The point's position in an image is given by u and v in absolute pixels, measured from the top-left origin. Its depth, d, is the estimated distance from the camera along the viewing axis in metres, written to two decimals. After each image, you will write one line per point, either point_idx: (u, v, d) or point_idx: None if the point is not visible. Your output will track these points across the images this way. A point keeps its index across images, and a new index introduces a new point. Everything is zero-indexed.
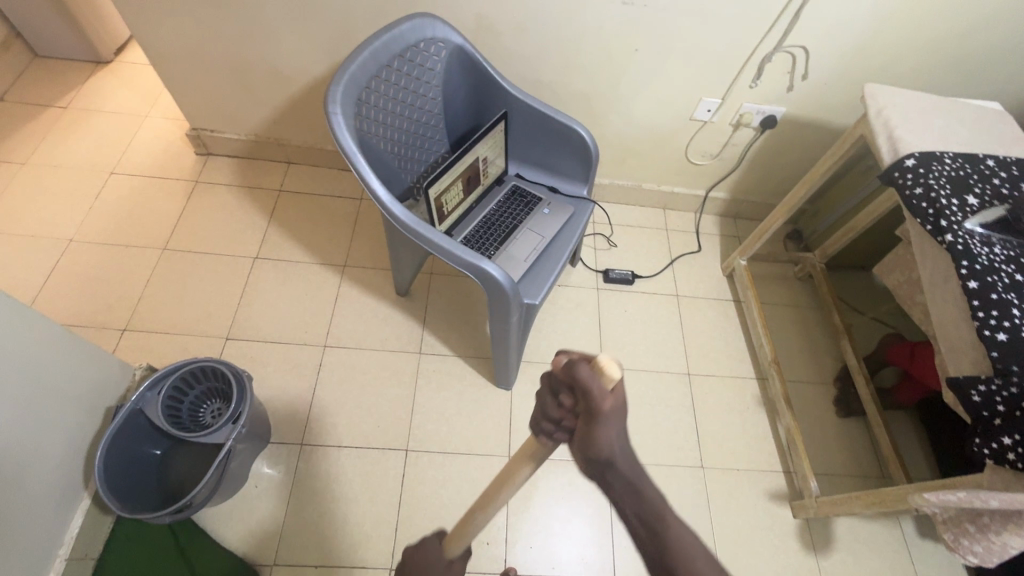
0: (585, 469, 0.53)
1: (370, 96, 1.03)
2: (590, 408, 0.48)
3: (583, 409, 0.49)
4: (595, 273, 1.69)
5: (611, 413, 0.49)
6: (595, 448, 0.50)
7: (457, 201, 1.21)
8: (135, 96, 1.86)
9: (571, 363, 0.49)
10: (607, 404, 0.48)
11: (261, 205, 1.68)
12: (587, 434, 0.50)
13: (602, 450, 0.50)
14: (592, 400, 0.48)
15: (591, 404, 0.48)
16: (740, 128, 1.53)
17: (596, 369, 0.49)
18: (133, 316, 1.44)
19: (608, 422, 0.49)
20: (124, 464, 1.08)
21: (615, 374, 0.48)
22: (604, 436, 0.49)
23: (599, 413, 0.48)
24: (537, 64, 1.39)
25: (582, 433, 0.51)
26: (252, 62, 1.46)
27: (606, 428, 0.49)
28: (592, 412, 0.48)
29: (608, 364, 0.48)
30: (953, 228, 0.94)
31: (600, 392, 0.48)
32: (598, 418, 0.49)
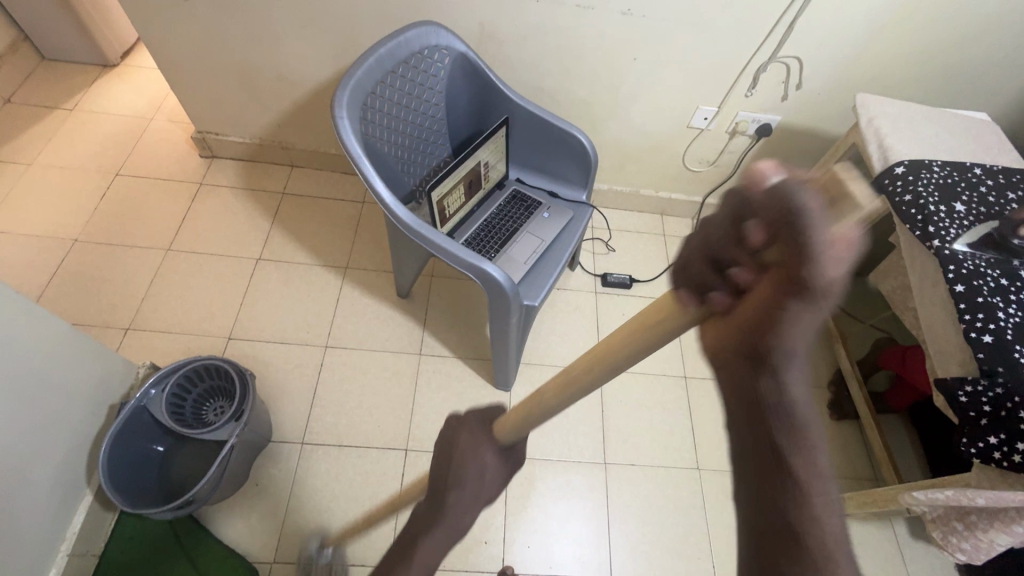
0: (724, 354, 0.37)
1: (375, 100, 1.06)
2: (804, 265, 0.29)
3: (782, 270, 0.31)
4: (594, 277, 1.71)
5: (831, 281, 0.30)
6: (775, 337, 0.34)
7: (459, 204, 1.24)
8: (141, 99, 1.88)
9: (783, 187, 0.29)
10: (833, 263, 0.29)
11: (264, 207, 1.70)
12: (767, 318, 0.33)
13: (779, 343, 0.34)
14: (817, 250, 0.28)
15: (808, 258, 0.29)
16: (736, 136, 1.56)
17: (839, 205, 0.28)
18: (137, 315, 1.46)
19: (820, 297, 0.31)
20: (128, 460, 1.09)
21: (868, 211, 0.28)
22: (803, 316, 0.32)
23: (820, 276, 0.29)
24: (538, 71, 1.42)
25: (761, 314, 0.33)
26: (258, 67, 1.49)
27: (811, 307, 0.31)
28: (803, 274, 0.29)
29: (866, 191, 0.27)
30: (941, 234, 0.97)
31: (825, 242, 0.29)
32: (813, 284, 0.30)
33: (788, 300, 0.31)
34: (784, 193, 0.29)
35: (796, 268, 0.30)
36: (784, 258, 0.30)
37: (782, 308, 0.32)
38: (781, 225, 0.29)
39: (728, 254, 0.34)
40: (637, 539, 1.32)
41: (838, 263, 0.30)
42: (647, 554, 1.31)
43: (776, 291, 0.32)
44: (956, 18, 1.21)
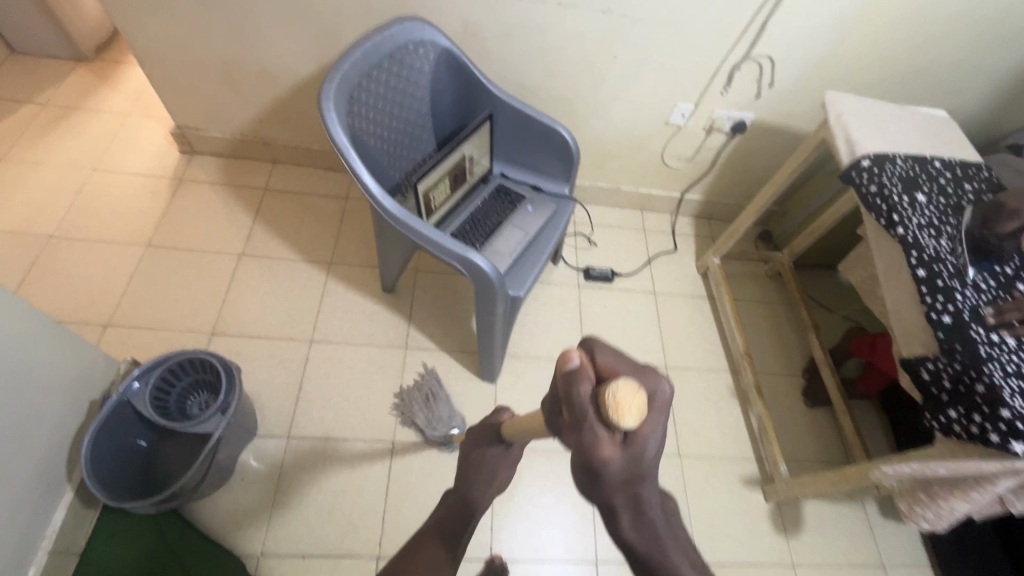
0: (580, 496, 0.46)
1: (361, 94, 1.07)
2: (586, 433, 0.42)
3: (577, 435, 0.43)
4: (577, 271, 1.75)
5: (614, 449, 0.41)
6: (591, 489, 0.42)
7: (445, 197, 1.25)
8: (116, 93, 1.85)
9: (576, 374, 0.44)
10: (608, 437, 0.41)
11: (246, 203, 1.69)
12: (579, 471, 0.43)
13: (597, 497, 0.42)
14: (587, 422, 0.42)
15: (586, 428, 0.42)
16: (713, 133, 1.61)
17: (605, 395, 0.42)
18: (116, 311, 1.44)
19: (610, 463, 0.41)
20: (111, 455, 1.08)
21: (628, 414, 0.40)
22: (603, 477, 0.41)
23: (595, 445, 0.41)
24: (520, 68, 1.44)
25: (576, 470, 0.44)
26: (239, 62, 1.49)
27: (602, 470, 0.41)
28: (583, 440, 0.42)
29: (623, 397, 0.40)
30: (904, 222, 1.02)
31: (593, 419, 0.42)
32: (593, 451, 0.41)
33: (587, 456, 0.42)
34: (573, 378, 0.44)
35: (581, 436, 0.42)
36: (577, 424, 0.43)
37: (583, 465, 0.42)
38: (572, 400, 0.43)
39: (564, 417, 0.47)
40: None
41: (621, 439, 0.41)
42: None
43: (579, 451, 0.43)
44: (916, 20, 1.28)
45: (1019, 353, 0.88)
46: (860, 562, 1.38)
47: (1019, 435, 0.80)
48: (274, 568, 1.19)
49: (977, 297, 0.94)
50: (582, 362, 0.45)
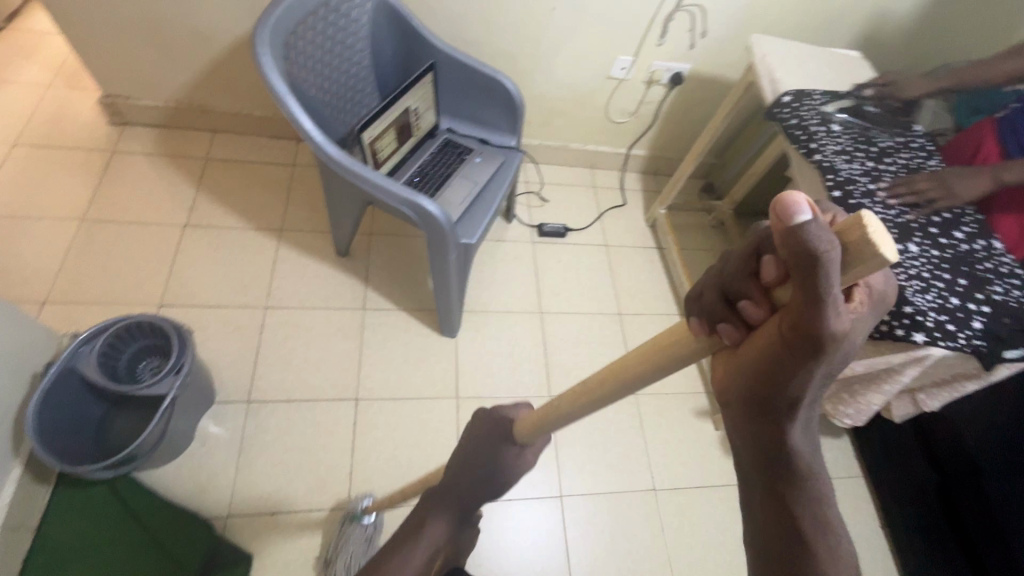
0: (745, 380, 0.35)
1: (298, 41, 1.06)
2: (820, 310, 0.29)
3: (798, 309, 0.30)
4: (531, 228, 1.78)
5: (840, 326, 0.30)
6: (791, 375, 0.32)
7: (392, 149, 1.26)
8: (35, 64, 1.74)
9: (817, 229, 0.28)
10: (840, 312, 0.29)
11: (187, 173, 1.64)
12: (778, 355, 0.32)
13: (795, 381, 0.32)
14: (828, 293, 0.28)
15: (820, 303, 0.29)
16: (653, 85, 1.67)
17: (857, 244, 0.28)
18: (53, 287, 1.38)
19: (835, 342, 0.30)
20: (60, 423, 1.05)
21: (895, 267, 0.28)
22: (819, 357, 0.31)
23: (832, 313, 0.29)
24: (462, 23, 1.45)
25: (771, 349, 0.32)
26: (168, 22, 1.43)
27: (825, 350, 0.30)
28: (809, 315, 0.29)
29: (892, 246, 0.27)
30: (821, 150, 1.11)
31: (833, 287, 0.28)
32: (822, 329, 0.29)
33: (803, 335, 0.30)
34: (808, 236, 0.28)
35: (805, 312, 0.30)
36: (800, 299, 0.29)
37: (797, 346, 0.31)
38: (806, 268, 0.28)
39: (743, 283, 0.34)
40: (584, 461, 1.42)
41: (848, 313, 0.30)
42: (593, 473, 1.41)
43: (788, 329, 0.31)
44: None
45: (921, 258, 0.97)
46: None
47: (920, 327, 0.88)
48: (242, 528, 1.19)
49: (886, 212, 1.02)
50: (813, 208, 0.29)
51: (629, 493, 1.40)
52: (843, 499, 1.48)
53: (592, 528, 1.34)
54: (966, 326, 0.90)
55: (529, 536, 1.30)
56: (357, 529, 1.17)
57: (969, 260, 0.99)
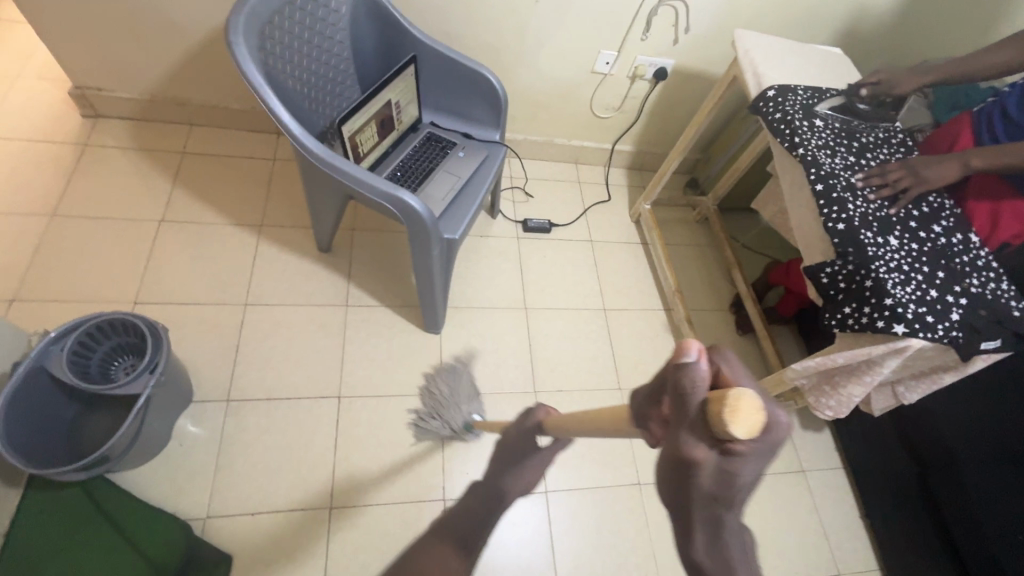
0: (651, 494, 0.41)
1: (274, 31, 1.03)
2: (687, 433, 0.37)
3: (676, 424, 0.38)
4: (516, 224, 1.77)
5: (707, 452, 0.36)
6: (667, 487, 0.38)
7: (373, 143, 1.24)
8: (1, 54, 1.68)
9: (693, 366, 0.38)
10: (706, 443, 0.36)
11: (163, 167, 1.60)
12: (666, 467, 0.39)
13: (674, 499, 0.38)
14: (689, 429, 0.37)
15: (688, 426, 0.37)
16: (637, 80, 1.67)
17: (720, 399, 0.35)
18: (22, 285, 1.33)
19: (699, 478, 0.36)
20: (30, 425, 1.02)
21: (744, 423, 0.34)
22: (687, 479, 0.36)
23: (691, 447, 0.37)
24: (444, 15, 1.43)
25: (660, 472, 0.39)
26: (141, 11, 1.39)
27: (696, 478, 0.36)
28: (682, 434, 0.37)
29: (744, 404, 0.34)
30: (804, 144, 1.11)
31: (698, 414, 0.37)
32: (686, 456, 0.37)
33: (675, 451, 0.38)
34: (686, 370, 0.38)
35: (679, 429, 0.38)
36: (678, 416, 0.38)
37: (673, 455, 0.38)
38: (678, 391, 0.38)
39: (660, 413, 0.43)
40: (569, 456, 1.42)
41: (719, 452, 0.36)
42: (578, 468, 1.41)
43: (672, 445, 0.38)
44: None
45: (900, 251, 0.98)
46: (784, 468, 1.52)
47: (900, 319, 0.90)
48: (222, 529, 1.17)
49: (866, 206, 1.03)
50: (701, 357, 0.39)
51: (614, 487, 1.41)
52: (824, 491, 1.50)
53: (577, 523, 1.34)
54: (943, 318, 0.91)
55: (515, 532, 1.30)
56: (450, 375, 1.42)
57: (947, 253, 1.01)
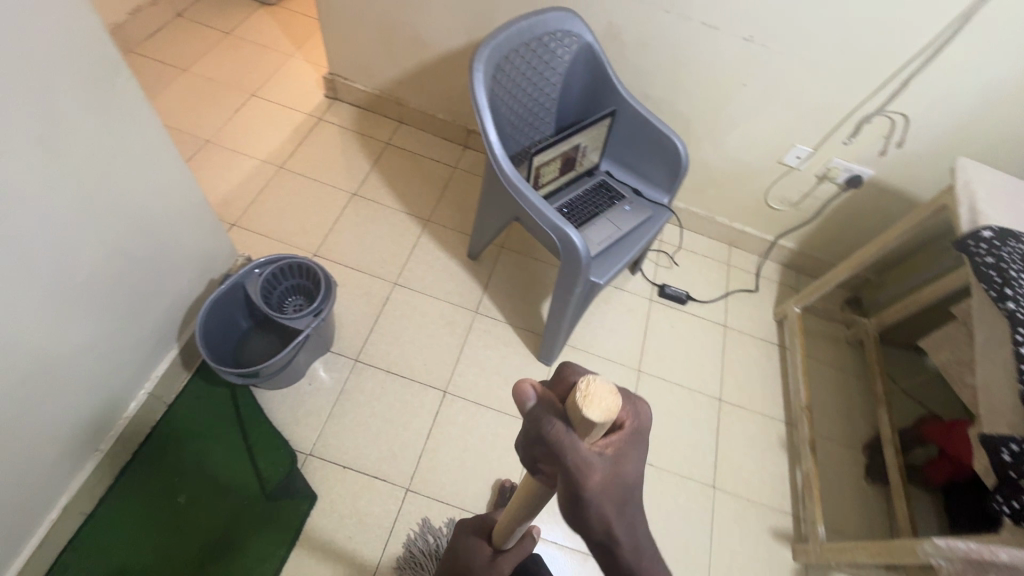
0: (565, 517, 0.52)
1: (507, 66, 1.19)
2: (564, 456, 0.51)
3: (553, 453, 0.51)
4: (652, 286, 1.77)
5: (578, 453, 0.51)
6: (577, 514, 0.50)
7: (552, 177, 1.34)
8: (286, 36, 2.11)
9: (539, 409, 0.51)
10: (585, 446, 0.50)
11: (369, 151, 1.86)
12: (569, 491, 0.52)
13: (580, 512, 0.50)
14: (570, 441, 0.50)
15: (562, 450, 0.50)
16: (825, 182, 1.59)
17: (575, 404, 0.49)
18: (243, 215, 1.64)
19: (591, 474, 0.50)
20: (219, 327, 1.24)
21: (601, 408, 0.47)
22: (589, 496, 0.50)
23: (578, 455, 0.50)
24: (650, 79, 1.51)
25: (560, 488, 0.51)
26: (400, 26, 1.66)
27: (586, 482, 0.50)
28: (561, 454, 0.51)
29: (592, 393, 0.48)
30: (1017, 299, 0.98)
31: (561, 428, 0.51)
32: (578, 463, 0.50)
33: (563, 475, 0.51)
34: (538, 414, 0.51)
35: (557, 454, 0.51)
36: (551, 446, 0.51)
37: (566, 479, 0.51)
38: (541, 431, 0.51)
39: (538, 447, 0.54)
40: None
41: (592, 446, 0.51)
42: None
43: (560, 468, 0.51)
44: None
45: None
46: None
47: None
48: (317, 469, 1.29)
49: None
50: (538, 393, 0.53)
51: None
52: None
53: None
54: None
55: None
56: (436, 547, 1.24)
57: None
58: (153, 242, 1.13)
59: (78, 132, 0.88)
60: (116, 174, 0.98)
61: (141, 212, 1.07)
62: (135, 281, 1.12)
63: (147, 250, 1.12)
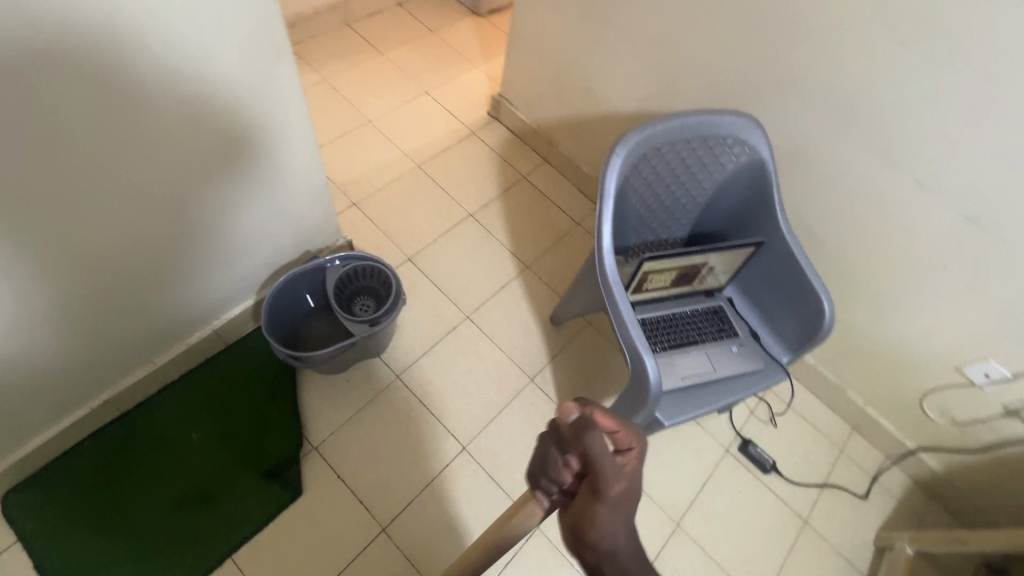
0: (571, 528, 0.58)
1: (655, 157, 1.08)
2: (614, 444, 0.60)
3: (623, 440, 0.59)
4: (734, 435, 1.50)
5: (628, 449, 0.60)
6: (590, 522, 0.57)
7: (661, 286, 1.18)
8: (479, 47, 2.18)
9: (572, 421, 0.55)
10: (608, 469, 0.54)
11: (503, 178, 1.85)
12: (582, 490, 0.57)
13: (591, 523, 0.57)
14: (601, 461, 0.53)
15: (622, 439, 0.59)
16: (1012, 417, 1.22)
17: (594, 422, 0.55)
18: (366, 199, 1.72)
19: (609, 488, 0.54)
20: (290, 299, 1.29)
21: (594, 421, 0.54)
22: (608, 501, 0.55)
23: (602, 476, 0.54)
24: (825, 216, 1.28)
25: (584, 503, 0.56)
26: (578, 74, 1.62)
27: (607, 497, 0.55)
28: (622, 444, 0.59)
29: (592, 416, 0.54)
30: None
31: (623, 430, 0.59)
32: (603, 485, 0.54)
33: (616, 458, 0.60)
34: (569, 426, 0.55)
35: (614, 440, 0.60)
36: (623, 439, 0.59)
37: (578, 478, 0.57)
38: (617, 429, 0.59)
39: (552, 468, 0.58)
40: None
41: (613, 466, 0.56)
42: None
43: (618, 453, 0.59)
44: None
45: None
46: None
47: None
48: (314, 467, 1.28)
49: None
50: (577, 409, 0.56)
51: None
52: None
53: None
54: None
55: None
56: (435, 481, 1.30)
57: None
58: (265, 206, 1.20)
59: (227, 101, 0.95)
60: (249, 142, 1.05)
61: (262, 179, 1.14)
62: (237, 235, 1.19)
63: (257, 212, 1.19)
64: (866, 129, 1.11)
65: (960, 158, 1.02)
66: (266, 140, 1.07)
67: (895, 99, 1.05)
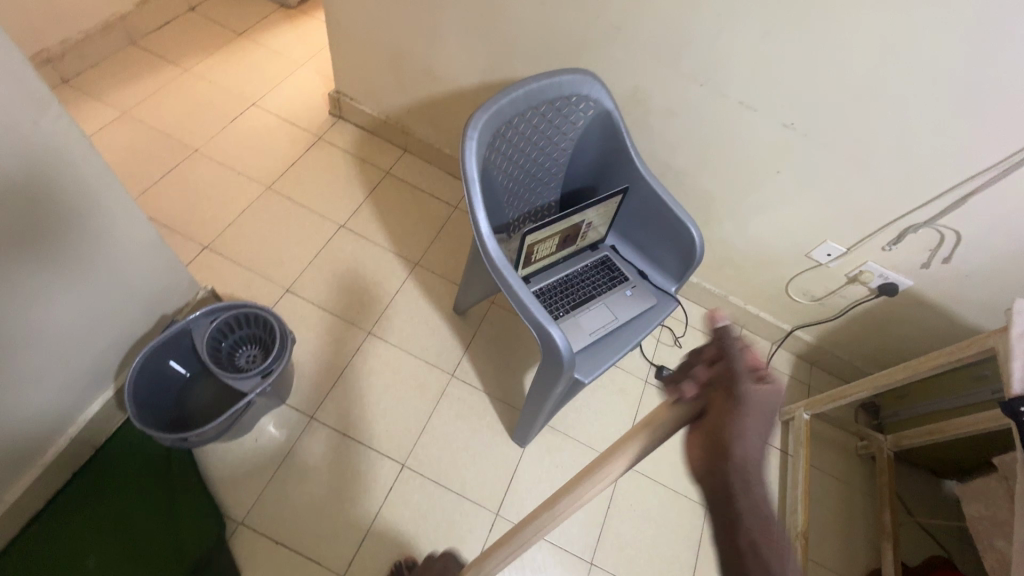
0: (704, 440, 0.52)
1: (508, 130, 1.08)
2: (734, 345, 0.55)
3: (715, 429, 0.52)
4: (650, 366, 1.61)
5: (765, 398, 0.53)
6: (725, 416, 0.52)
7: (547, 252, 1.20)
8: (301, 44, 2.00)
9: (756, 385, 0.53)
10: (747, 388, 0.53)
11: (367, 178, 1.74)
12: None
13: (692, 363, 0.56)
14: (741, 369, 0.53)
15: (740, 411, 0.52)
16: (855, 283, 1.43)
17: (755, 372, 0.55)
18: (217, 238, 1.53)
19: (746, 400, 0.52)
20: (155, 375, 1.13)
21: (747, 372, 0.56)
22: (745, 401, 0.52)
23: (746, 413, 0.52)
24: (673, 149, 1.37)
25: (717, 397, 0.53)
26: (413, 59, 1.54)
27: (738, 450, 0.51)
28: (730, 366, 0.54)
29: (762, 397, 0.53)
30: None
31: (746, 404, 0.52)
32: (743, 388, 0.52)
33: (729, 417, 0.51)
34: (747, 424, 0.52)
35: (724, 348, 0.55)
36: (722, 432, 0.51)
37: None
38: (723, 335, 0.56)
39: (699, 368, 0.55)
40: None
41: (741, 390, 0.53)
42: None
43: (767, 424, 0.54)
44: None
45: None
46: None
47: None
48: (244, 543, 1.17)
49: None
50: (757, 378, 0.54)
51: None
52: None
53: None
54: None
55: None
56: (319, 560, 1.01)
57: None
58: (59, 262, 0.93)
59: None
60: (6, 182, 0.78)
61: (42, 228, 0.88)
62: (21, 305, 0.90)
63: (47, 270, 0.92)
64: (689, 62, 1.19)
65: (764, 76, 1.14)
66: (34, 179, 0.83)
67: (705, 32, 1.13)
